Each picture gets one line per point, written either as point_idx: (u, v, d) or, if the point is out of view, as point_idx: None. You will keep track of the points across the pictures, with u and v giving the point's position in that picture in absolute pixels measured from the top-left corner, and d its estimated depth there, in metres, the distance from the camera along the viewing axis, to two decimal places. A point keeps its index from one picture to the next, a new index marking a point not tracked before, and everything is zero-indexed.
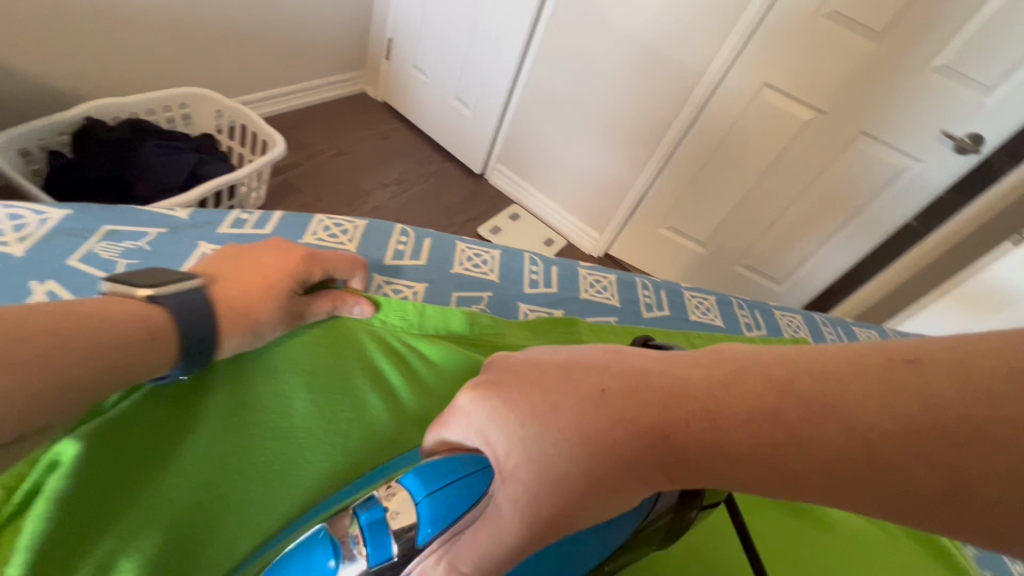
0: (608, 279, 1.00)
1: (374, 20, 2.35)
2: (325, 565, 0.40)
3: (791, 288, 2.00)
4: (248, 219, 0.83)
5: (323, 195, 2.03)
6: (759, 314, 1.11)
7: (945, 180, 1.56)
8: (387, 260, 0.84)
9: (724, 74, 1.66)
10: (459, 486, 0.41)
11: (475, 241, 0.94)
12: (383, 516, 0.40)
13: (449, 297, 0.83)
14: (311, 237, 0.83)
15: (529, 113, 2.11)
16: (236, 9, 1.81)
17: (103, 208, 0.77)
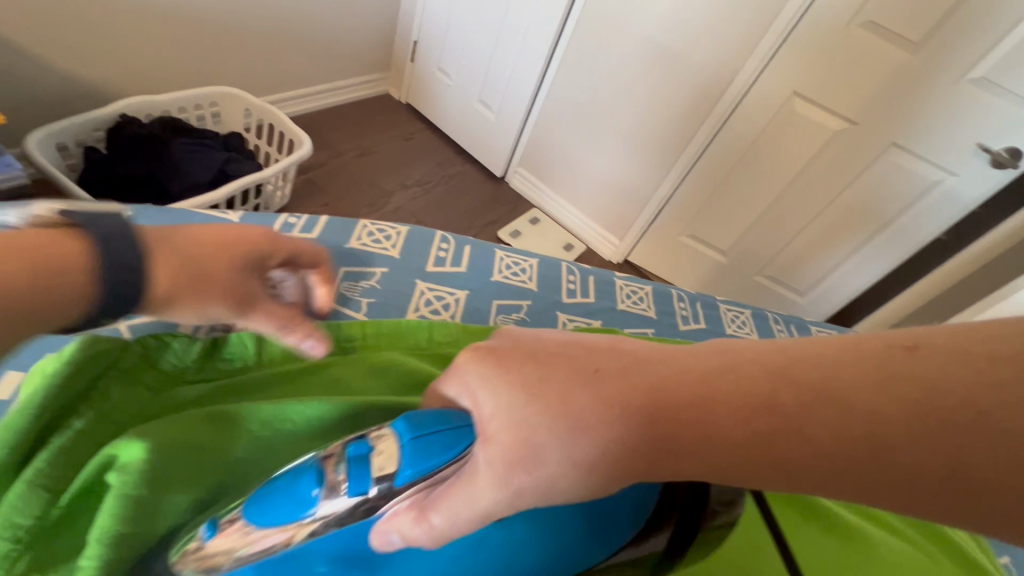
0: (645, 290, 0.99)
1: (400, 23, 2.38)
2: (308, 494, 0.39)
3: (814, 300, 1.95)
4: (296, 223, 0.83)
5: (346, 194, 2.06)
6: (796, 329, 1.07)
7: (980, 194, 1.50)
8: (430, 267, 0.85)
9: (752, 82, 1.63)
10: (444, 435, 0.40)
11: (515, 248, 0.94)
12: (368, 453, 0.40)
13: (489, 307, 0.84)
14: (356, 243, 0.84)
15: (551, 116, 2.11)
16: (267, 12, 1.86)
17: (160, 210, 0.78)
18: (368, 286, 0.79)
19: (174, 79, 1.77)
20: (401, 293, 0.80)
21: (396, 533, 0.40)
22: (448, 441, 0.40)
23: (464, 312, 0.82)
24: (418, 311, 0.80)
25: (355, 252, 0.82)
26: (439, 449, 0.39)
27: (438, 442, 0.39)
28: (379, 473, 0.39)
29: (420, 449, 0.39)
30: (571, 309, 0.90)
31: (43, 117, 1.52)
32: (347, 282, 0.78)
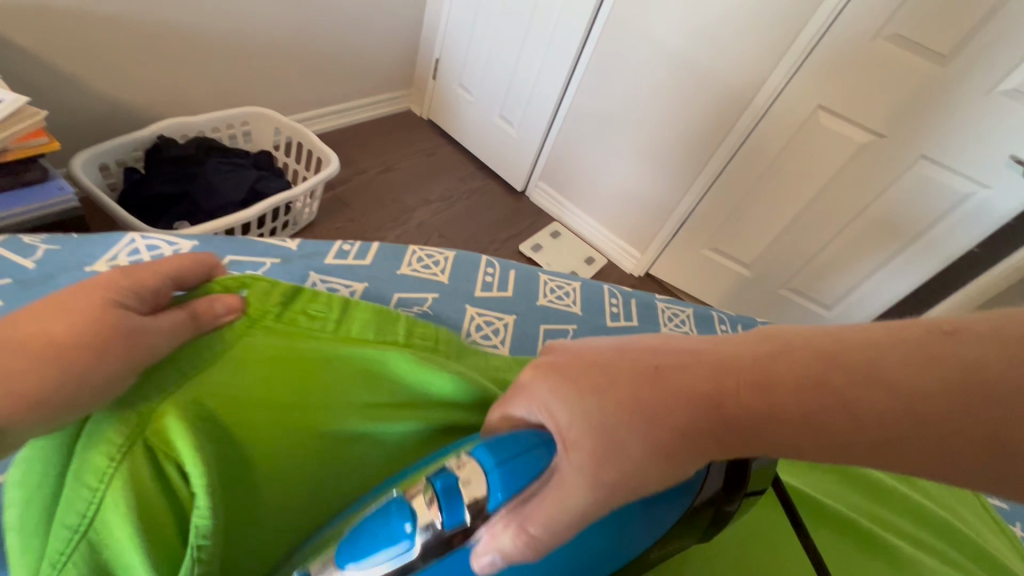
0: (686, 313, 0.99)
1: (422, 41, 2.43)
2: (401, 530, 0.36)
3: (839, 315, 1.92)
4: (350, 250, 0.85)
5: (371, 210, 2.10)
6: None
7: (1014, 207, 1.47)
8: (478, 292, 0.87)
9: (776, 96, 1.62)
10: (522, 459, 0.38)
11: (557, 272, 0.95)
12: (453, 486, 0.37)
13: (537, 332, 0.85)
14: (407, 268, 0.85)
15: (574, 130, 2.12)
16: (297, 34, 1.92)
17: (223, 239, 0.81)
18: (422, 312, 0.81)
19: (208, 100, 1.83)
20: (453, 318, 0.82)
21: (493, 553, 0.37)
22: (530, 461, 0.38)
23: (512, 338, 0.83)
24: (469, 336, 0.81)
25: (406, 279, 0.83)
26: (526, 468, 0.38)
27: (523, 461, 0.38)
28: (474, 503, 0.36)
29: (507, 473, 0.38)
30: (616, 332, 0.90)
31: (86, 139, 1.58)
32: (402, 308, 0.80)
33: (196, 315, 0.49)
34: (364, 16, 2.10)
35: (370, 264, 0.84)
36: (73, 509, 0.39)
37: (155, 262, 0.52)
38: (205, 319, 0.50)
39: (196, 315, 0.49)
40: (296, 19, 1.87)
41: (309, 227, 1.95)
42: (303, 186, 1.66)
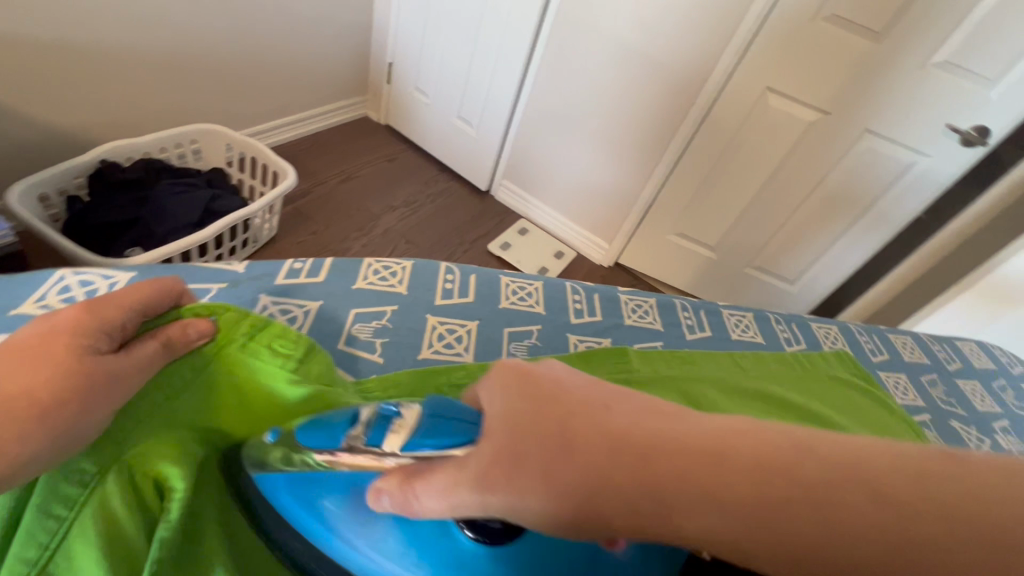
0: (649, 303, 1.00)
1: (373, 46, 2.39)
2: (334, 435, 0.43)
3: (803, 289, 1.99)
4: (302, 267, 0.82)
5: (334, 221, 2.06)
6: (797, 329, 1.07)
7: (954, 172, 1.54)
8: (438, 300, 0.86)
9: (726, 81, 1.66)
10: (455, 424, 0.40)
11: (518, 273, 0.95)
12: (392, 417, 0.41)
13: (500, 335, 0.84)
14: (363, 283, 0.84)
15: (533, 127, 2.13)
16: (240, 45, 1.86)
17: (165, 267, 0.77)
18: (380, 325, 0.79)
19: (152, 120, 1.76)
20: (413, 329, 0.80)
21: (386, 497, 0.41)
22: (456, 429, 0.39)
23: (475, 344, 0.82)
24: (432, 345, 0.79)
25: (363, 293, 0.82)
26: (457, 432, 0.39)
27: (452, 428, 0.39)
28: (392, 439, 0.40)
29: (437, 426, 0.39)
30: (578, 329, 0.90)
31: (22, 169, 1.50)
32: (361, 323, 0.78)
33: (169, 342, 0.50)
34: (310, 24, 2.06)
35: (324, 280, 0.82)
36: (34, 540, 0.41)
37: (118, 294, 0.49)
38: (178, 345, 0.51)
39: (170, 343, 0.50)
40: (238, 31, 1.82)
41: (271, 244, 1.90)
42: (258, 204, 1.60)
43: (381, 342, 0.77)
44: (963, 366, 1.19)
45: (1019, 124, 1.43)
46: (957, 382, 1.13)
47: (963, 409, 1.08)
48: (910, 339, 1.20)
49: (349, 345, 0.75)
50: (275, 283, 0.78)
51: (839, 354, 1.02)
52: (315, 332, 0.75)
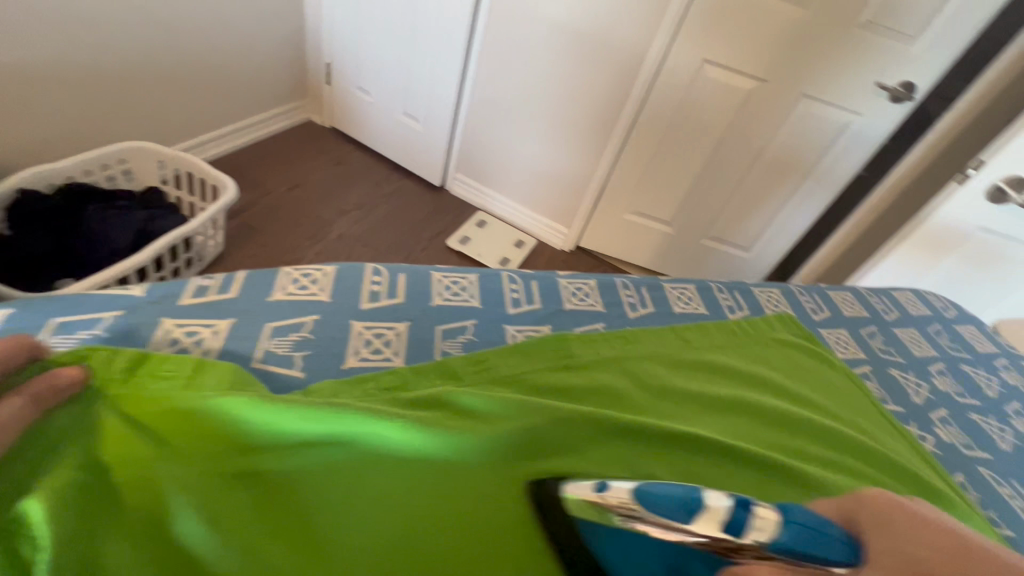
0: (589, 284, 1.01)
1: (308, 46, 2.30)
2: (685, 508, 0.51)
3: (758, 254, 2.04)
4: (210, 284, 0.79)
5: (285, 231, 1.98)
6: (739, 295, 1.10)
7: (886, 128, 1.60)
8: (364, 304, 0.84)
9: (665, 56, 1.66)
10: (826, 539, 0.47)
11: (452, 268, 0.95)
12: (749, 507, 0.49)
13: (434, 334, 0.83)
14: (280, 296, 0.81)
15: (480, 117, 2.10)
16: (166, 56, 1.76)
17: (49, 300, 0.71)
18: (300, 338, 0.76)
19: (75, 143, 1.65)
20: (336, 337, 0.78)
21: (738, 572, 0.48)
22: (835, 545, 0.47)
23: (403, 343, 0.80)
24: (359, 350, 0.77)
25: (281, 304, 0.79)
26: (822, 546, 0.47)
27: (819, 540, 0.47)
28: (756, 532, 0.47)
29: (798, 533, 0.47)
30: (515, 318, 0.90)
31: None
32: (279, 336, 0.75)
33: (35, 399, 0.50)
34: (238, 29, 1.96)
35: (237, 297, 0.79)
36: None
37: None
38: (47, 400, 0.51)
39: (37, 398, 0.50)
40: (159, 41, 1.71)
41: (219, 261, 1.82)
42: (200, 218, 1.53)
43: (301, 353, 0.74)
44: (903, 316, 1.23)
45: (939, 76, 1.49)
46: (895, 331, 1.18)
47: (902, 357, 1.12)
48: (847, 293, 1.26)
49: (266, 359, 0.71)
50: (179, 304, 0.75)
51: (779, 317, 1.05)
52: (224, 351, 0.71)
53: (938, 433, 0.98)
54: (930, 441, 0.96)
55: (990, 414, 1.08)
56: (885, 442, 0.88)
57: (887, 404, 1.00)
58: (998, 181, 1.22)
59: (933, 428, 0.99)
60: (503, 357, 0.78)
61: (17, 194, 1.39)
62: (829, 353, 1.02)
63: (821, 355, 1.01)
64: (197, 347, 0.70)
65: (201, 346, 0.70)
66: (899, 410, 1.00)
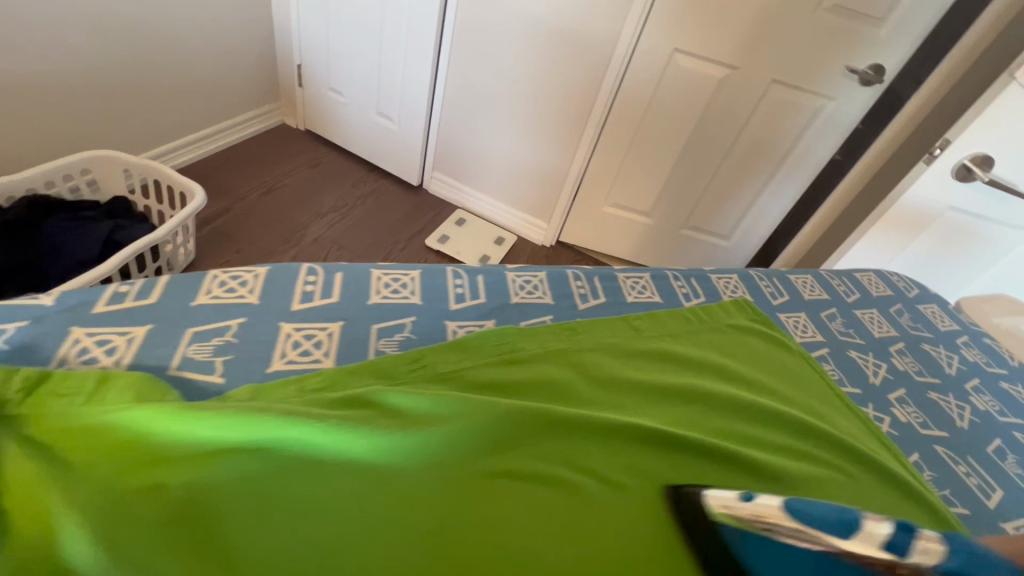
0: (645, 278, 0.93)
1: (275, 46, 2.20)
2: None
3: (737, 241, 2.13)
4: (213, 281, 0.73)
5: (256, 237, 1.88)
6: (780, 282, 1.02)
7: (857, 112, 1.69)
8: (374, 299, 0.77)
9: (636, 43, 1.69)
10: None
11: (521, 267, 0.89)
12: None
13: (444, 329, 0.76)
14: (300, 302, 0.74)
15: (455, 115, 2.07)
16: (117, 54, 1.63)
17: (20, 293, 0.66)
18: (310, 342, 0.68)
19: (26, 151, 1.54)
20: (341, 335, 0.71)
21: None
22: None
23: (418, 340, 0.73)
24: (377, 348, 0.70)
25: (287, 303, 0.73)
26: None
27: None
28: None
29: None
30: (532, 312, 0.82)
31: None
32: (293, 341, 0.68)
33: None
34: (196, 27, 1.84)
35: (258, 301, 0.72)
36: None
37: None
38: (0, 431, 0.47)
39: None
40: (110, 40, 1.59)
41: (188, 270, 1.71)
42: (165, 227, 1.42)
43: (325, 355, 0.67)
44: (922, 289, 1.15)
45: (907, 59, 1.58)
46: (920, 307, 1.09)
47: (930, 332, 1.03)
48: (874, 275, 1.15)
49: (288, 364, 0.65)
50: (192, 305, 0.69)
51: (815, 302, 0.99)
52: (232, 359, 0.64)
53: (975, 403, 0.90)
54: (970, 417, 0.87)
55: (1021, 381, 1.00)
56: (909, 421, 0.82)
57: (922, 377, 0.91)
58: (963, 159, 1.21)
59: (969, 397, 0.91)
60: (541, 339, 0.74)
61: None
62: (848, 331, 0.96)
63: (839, 337, 0.94)
64: (209, 354, 0.63)
65: (213, 354, 0.64)
66: (936, 383, 0.91)
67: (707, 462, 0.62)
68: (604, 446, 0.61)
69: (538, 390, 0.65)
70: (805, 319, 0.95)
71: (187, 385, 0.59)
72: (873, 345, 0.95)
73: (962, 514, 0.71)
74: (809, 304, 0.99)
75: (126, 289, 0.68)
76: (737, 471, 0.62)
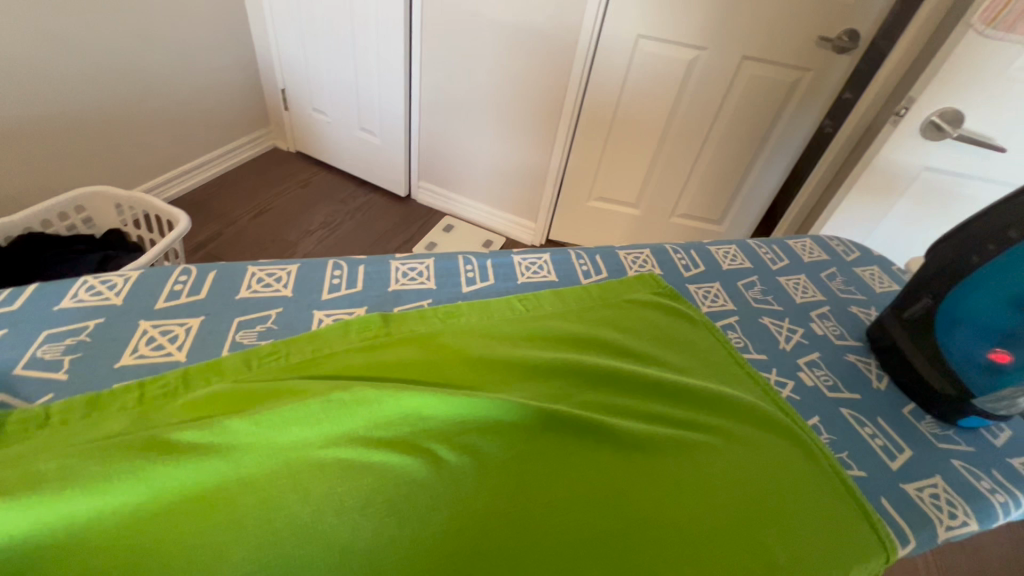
0: (543, 258, 0.92)
1: (260, 73, 2.27)
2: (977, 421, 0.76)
3: (732, 223, 2.08)
4: (93, 283, 0.73)
5: (247, 256, 1.95)
6: (696, 253, 0.99)
7: (837, 80, 1.63)
8: (243, 294, 0.76)
9: (600, 34, 1.68)
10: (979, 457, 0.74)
11: (408, 255, 0.88)
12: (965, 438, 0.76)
13: (309, 318, 0.74)
14: (165, 300, 0.73)
15: (433, 123, 2.10)
16: (103, 96, 1.71)
17: None
18: (164, 340, 0.68)
19: (18, 190, 1.61)
20: (223, 332, 0.70)
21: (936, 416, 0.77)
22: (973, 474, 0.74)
23: (279, 331, 0.71)
24: (235, 340, 0.69)
25: (151, 304, 0.72)
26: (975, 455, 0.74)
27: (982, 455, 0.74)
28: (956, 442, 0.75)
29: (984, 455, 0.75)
30: (409, 298, 0.80)
31: None
32: (147, 336, 0.68)
33: None
34: (180, 64, 1.91)
35: (122, 303, 0.72)
36: None
37: None
38: None
39: None
40: (97, 80, 1.67)
41: None
42: (151, 251, 1.43)
43: (177, 349, 0.67)
44: (863, 252, 1.10)
45: (880, 22, 1.51)
46: (856, 270, 1.04)
47: (864, 295, 0.98)
48: (810, 240, 1.11)
49: (137, 359, 0.65)
50: (53, 310, 0.69)
51: (731, 272, 0.97)
52: (82, 357, 0.64)
53: None
54: (889, 376, 0.84)
55: None
56: (816, 385, 0.79)
57: (842, 340, 0.88)
58: (931, 116, 1.17)
59: None
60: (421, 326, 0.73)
61: None
62: (765, 299, 0.92)
63: (753, 304, 0.91)
64: (59, 354, 0.64)
65: (63, 354, 0.64)
66: (858, 345, 0.88)
67: (574, 433, 0.61)
68: (460, 423, 0.59)
69: (400, 371, 0.64)
70: (718, 289, 0.93)
71: (28, 385, 0.60)
72: (790, 311, 0.91)
73: (857, 475, 0.68)
74: (726, 274, 0.96)
75: None
76: (603, 440, 0.61)
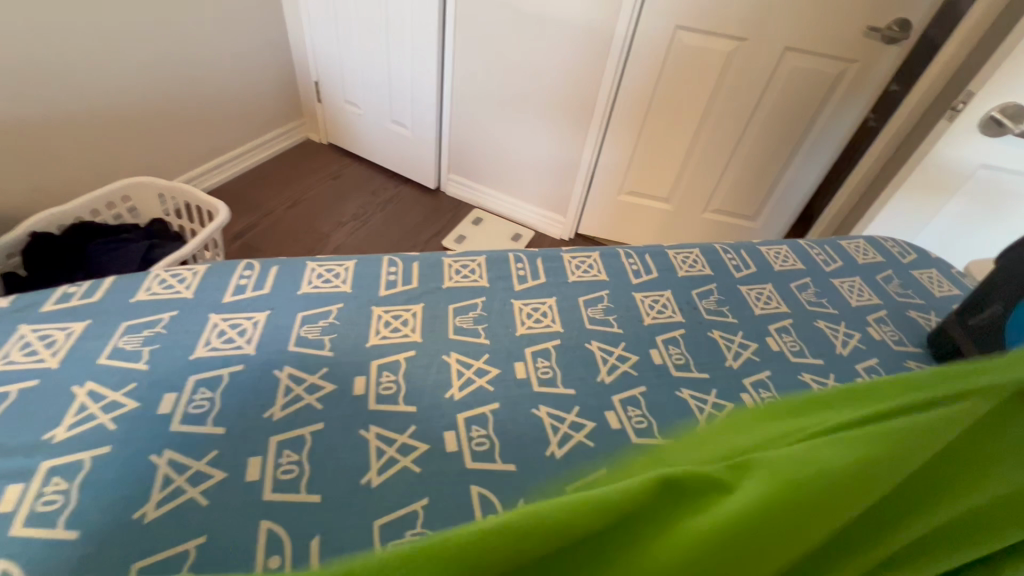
0: (593, 257, 0.94)
1: (295, 67, 2.31)
2: None
3: (767, 220, 2.03)
4: (165, 277, 0.78)
5: (283, 247, 1.99)
6: (747, 254, 0.98)
7: (887, 71, 1.56)
8: (305, 289, 0.80)
9: (635, 26, 1.64)
10: None
11: (460, 252, 0.91)
12: None
13: (368, 314, 0.78)
14: (232, 295, 0.77)
15: (465, 116, 2.10)
16: (146, 89, 1.77)
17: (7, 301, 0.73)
18: (236, 333, 0.72)
19: (70, 180, 1.68)
20: (284, 326, 0.74)
21: None
22: None
23: (341, 326, 0.75)
24: (300, 335, 0.73)
25: (220, 298, 0.76)
26: None
27: None
28: None
29: None
30: (464, 296, 0.83)
31: None
32: (218, 329, 0.72)
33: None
34: (218, 59, 1.96)
35: (193, 296, 0.76)
36: None
37: None
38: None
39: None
40: (137, 73, 1.71)
41: None
42: (194, 242, 1.47)
43: (247, 342, 0.71)
44: (919, 255, 1.06)
45: (936, 10, 1.44)
46: (913, 273, 1.01)
47: (923, 299, 0.95)
48: (865, 241, 1.08)
49: (209, 351, 0.69)
50: (130, 303, 0.73)
51: (785, 273, 0.95)
52: (158, 348, 0.68)
53: None
54: None
55: None
56: None
57: (902, 346, 0.85)
58: (991, 112, 1.12)
59: None
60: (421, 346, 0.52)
61: (30, 239, 1.42)
62: (820, 301, 0.91)
63: (808, 307, 0.89)
64: (138, 344, 0.68)
65: (141, 344, 0.68)
66: (918, 352, 0.85)
67: None
68: None
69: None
70: (770, 290, 0.92)
71: (110, 374, 0.64)
72: (847, 315, 0.89)
73: None
74: (778, 275, 0.95)
75: (73, 290, 0.74)
76: None
